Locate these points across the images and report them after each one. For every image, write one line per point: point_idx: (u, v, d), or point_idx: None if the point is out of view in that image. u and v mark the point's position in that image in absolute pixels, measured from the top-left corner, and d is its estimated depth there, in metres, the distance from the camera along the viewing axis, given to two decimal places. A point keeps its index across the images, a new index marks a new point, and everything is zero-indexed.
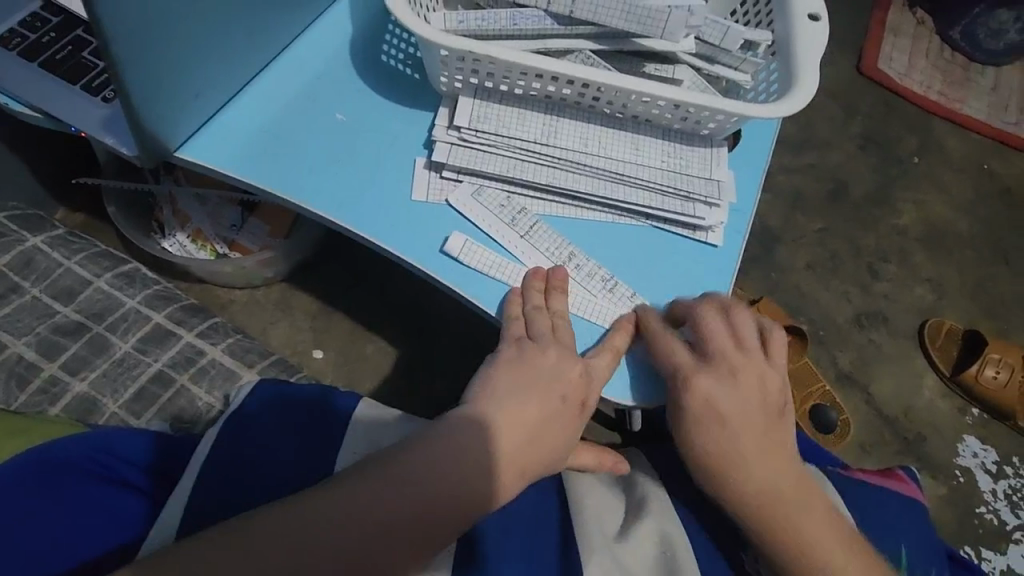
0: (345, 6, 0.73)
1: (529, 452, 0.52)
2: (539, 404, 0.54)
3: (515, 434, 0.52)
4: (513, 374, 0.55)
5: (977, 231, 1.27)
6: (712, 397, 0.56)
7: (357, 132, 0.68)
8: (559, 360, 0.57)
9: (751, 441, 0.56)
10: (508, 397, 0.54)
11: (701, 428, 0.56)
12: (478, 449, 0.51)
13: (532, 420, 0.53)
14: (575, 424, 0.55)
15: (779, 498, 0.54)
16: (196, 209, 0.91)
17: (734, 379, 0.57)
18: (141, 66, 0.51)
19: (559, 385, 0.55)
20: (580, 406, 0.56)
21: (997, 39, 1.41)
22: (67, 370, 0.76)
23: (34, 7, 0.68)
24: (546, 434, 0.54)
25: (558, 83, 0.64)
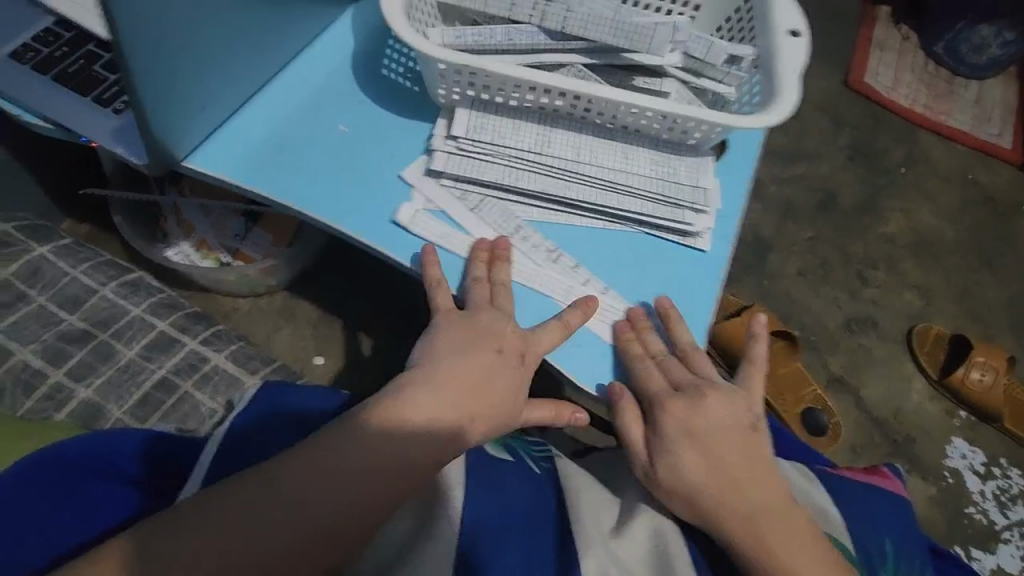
0: (347, 22, 0.77)
1: (473, 399, 0.56)
2: (479, 358, 0.58)
3: (460, 385, 0.56)
4: (456, 332, 0.60)
5: (962, 238, 1.31)
6: (684, 418, 0.60)
7: (358, 143, 0.70)
8: (493, 319, 0.61)
9: (727, 459, 0.58)
10: (449, 354, 0.58)
11: (674, 446, 0.59)
12: (416, 402, 0.54)
13: (470, 374, 0.57)
14: (517, 376, 0.59)
15: (756, 508, 0.57)
16: (200, 219, 0.94)
17: (702, 399, 0.61)
18: (153, 70, 0.53)
19: (496, 340, 0.59)
20: (519, 358, 0.59)
21: (980, 53, 1.46)
22: (72, 377, 0.78)
23: (47, 23, 0.69)
24: (488, 386, 0.57)
25: (550, 95, 0.67)
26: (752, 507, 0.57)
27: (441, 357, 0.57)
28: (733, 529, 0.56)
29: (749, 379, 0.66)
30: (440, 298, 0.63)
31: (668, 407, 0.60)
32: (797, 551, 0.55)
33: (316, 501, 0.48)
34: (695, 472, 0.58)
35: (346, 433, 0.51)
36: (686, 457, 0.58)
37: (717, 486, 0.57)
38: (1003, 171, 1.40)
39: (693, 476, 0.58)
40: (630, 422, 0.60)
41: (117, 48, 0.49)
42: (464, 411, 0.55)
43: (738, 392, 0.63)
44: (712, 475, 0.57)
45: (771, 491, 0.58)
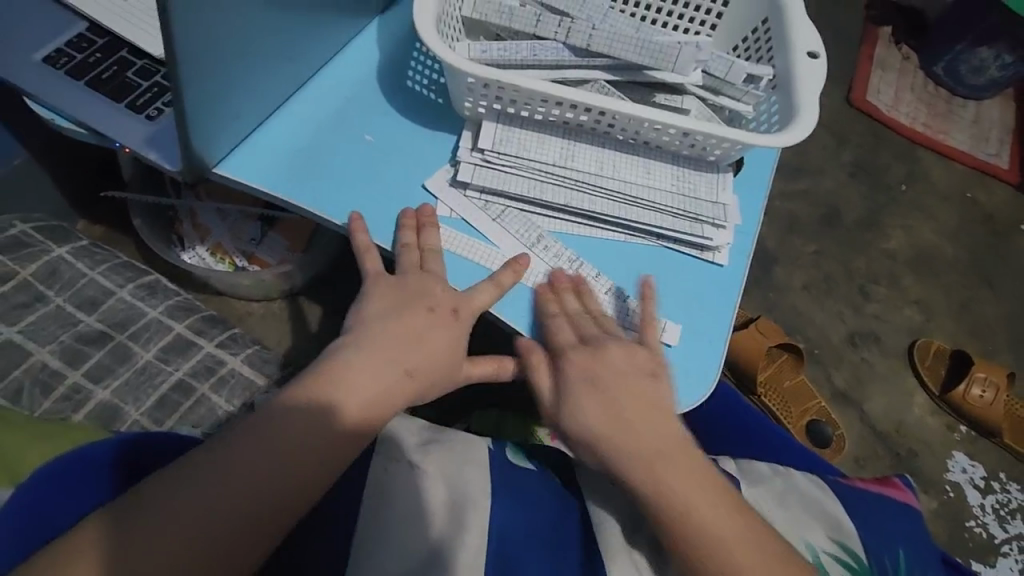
0: (372, 34, 0.78)
1: (409, 353, 0.59)
2: (412, 317, 0.61)
3: (387, 341, 0.59)
4: (386, 297, 0.63)
5: (962, 255, 1.33)
6: (586, 368, 0.61)
7: (385, 152, 0.71)
8: (424, 281, 0.64)
9: (626, 409, 0.59)
10: (381, 317, 0.61)
11: (572, 393, 0.60)
12: (349, 359, 0.57)
13: (407, 331, 0.60)
14: (450, 329, 0.62)
15: (655, 456, 0.57)
16: (216, 224, 0.94)
17: (604, 351, 0.62)
18: (195, 68, 0.52)
19: (427, 299, 0.62)
20: (451, 313, 0.62)
21: (978, 74, 1.49)
22: (90, 378, 0.78)
23: (80, 28, 0.70)
24: (422, 341, 0.60)
25: (575, 110, 0.68)
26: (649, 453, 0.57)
27: (372, 320, 0.61)
28: (637, 476, 0.56)
29: (648, 333, 0.65)
30: (370, 262, 0.65)
31: (571, 357, 0.62)
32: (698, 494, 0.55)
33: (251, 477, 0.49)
34: (594, 420, 0.59)
35: (268, 418, 0.53)
36: (584, 408, 0.59)
37: (618, 437, 0.58)
38: (1001, 190, 1.43)
39: (591, 427, 0.59)
40: (540, 373, 0.62)
41: (166, 42, 0.49)
42: (398, 363, 0.58)
43: (639, 346, 0.63)
44: (613, 425, 0.58)
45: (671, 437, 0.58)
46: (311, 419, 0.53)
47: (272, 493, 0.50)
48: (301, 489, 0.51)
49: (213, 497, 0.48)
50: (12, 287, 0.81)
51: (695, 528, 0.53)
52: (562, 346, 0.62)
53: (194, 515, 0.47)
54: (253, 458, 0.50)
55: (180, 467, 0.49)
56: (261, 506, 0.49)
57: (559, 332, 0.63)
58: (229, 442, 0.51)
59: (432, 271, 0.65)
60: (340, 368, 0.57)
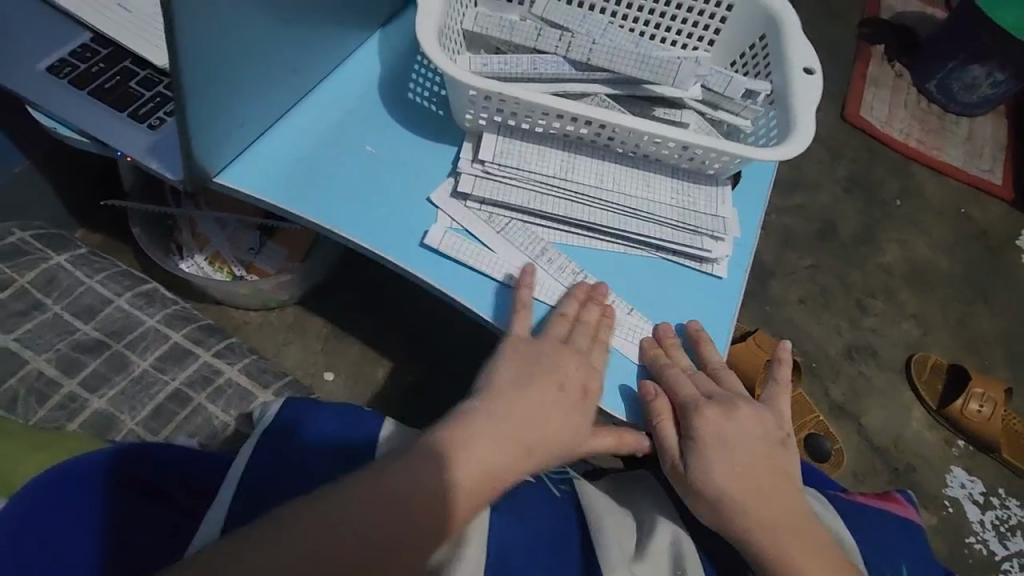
0: (375, 46, 0.78)
1: (539, 436, 0.55)
2: (536, 393, 0.57)
3: (516, 422, 0.54)
4: (514, 364, 0.59)
5: (957, 270, 1.34)
6: (717, 427, 0.60)
7: (386, 163, 0.72)
8: (559, 356, 0.60)
9: (755, 475, 0.58)
10: (511, 387, 0.57)
11: (701, 451, 0.59)
12: (483, 433, 0.53)
13: (535, 408, 0.56)
14: (578, 412, 0.58)
15: (778, 523, 0.57)
16: (215, 233, 0.94)
17: (735, 407, 0.62)
18: (200, 75, 0.53)
19: (555, 375, 0.59)
20: (581, 393, 0.59)
21: (971, 92, 1.51)
22: (86, 387, 0.77)
23: (85, 38, 0.70)
24: (548, 422, 0.56)
25: (576, 123, 0.69)
26: (774, 520, 0.57)
27: (505, 391, 0.56)
28: (758, 540, 0.56)
29: (778, 401, 0.67)
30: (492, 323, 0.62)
31: (704, 412, 0.61)
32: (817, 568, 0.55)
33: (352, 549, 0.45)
34: (726, 481, 0.58)
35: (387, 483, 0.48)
36: (717, 469, 0.58)
37: (751, 502, 0.57)
38: (994, 206, 1.45)
39: (722, 485, 0.57)
40: (666, 424, 0.61)
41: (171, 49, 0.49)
42: (522, 443, 0.54)
43: (766, 410, 0.64)
44: (746, 490, 0.57)
45: (794, 507, 0.58)
46: (435, 495, 0.49)
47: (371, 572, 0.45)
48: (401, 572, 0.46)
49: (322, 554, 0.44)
50: (9, 295, 0.80)
51: None
52: (691, 401, 0.61)
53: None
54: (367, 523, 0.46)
55: (300, 507, 0.45)
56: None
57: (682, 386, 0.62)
58: (353, 486, 0.47)
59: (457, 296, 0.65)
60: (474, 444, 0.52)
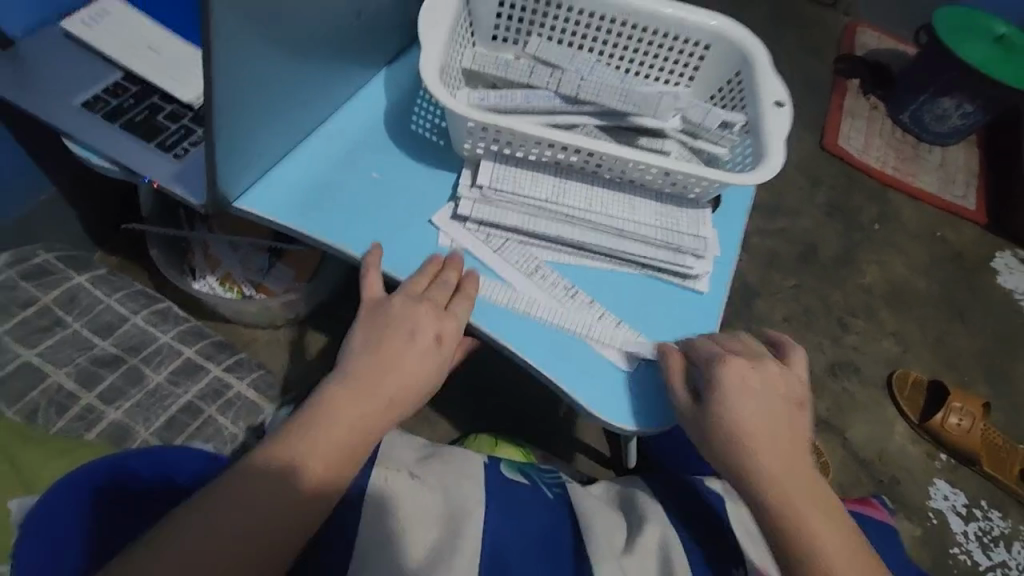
0: (380, 83, 0.85)
1: (396, 380, 0.60)
2: (390, 346, 0.62)
3: (371, 372, 0.60)
4: (369, 328, 0.64)
5: (934, 289, 1.40)
6: (740, 376, 0.60)
7: (389, 189, 0.77)
8: (405, 307, 0.65)
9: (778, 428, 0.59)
10: (361, 349, 0.62)
11: (722, 398, 0.59)
12: (336, 393, 0.58)
13: (391, 360, 0.61)
14: (434, 356, 0.64)
15: (792, 480, 0.57)
16: (227, 254, 0.99)
17: (760, 364, 0.62)
18: (226, 108, 0.58)
19: (410, 325, 0.64)
20: (435, 338, 0.64)
21: (943, 122, 1.59)
22: (103, 399, 0.82)
23: (116, 76, 0.76)
24: (404, 368, 0.61)
25: (566, 152, 0.75)
26: (795, 478, 0.57)
27: (359, 351, 0.62)
28: (775, 493, 0.56)
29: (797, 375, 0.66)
30: (370, 288, 0.68)
31: (732, 363, 0.61)
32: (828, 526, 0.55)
33: (249, 514, 0.50)
34: (749, 426, 0.58)
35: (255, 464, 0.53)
36: (744, 415, 0.58)
37: (770, 453, 0.58)
38: (968, 230, 1.52)
39: (748, 430, 0.58)
40: (676, 378, 0.63)
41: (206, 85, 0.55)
42: (382, 391, 0.59)
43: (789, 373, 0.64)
44: (769, 439, 0.58)
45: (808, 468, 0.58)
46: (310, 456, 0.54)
47: (272, 533, 0.50)
48: (299, 520, 0.51)
49: (224, 537, 0.48)
50: (33, 312, 0.84)
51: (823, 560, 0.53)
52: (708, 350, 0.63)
53: (208, 562, 0.47)
54: (246, 497, 0.50)
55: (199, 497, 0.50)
56: (274, 539, 0.50)
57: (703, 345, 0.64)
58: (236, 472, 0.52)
59: (462, 315, 0.67)
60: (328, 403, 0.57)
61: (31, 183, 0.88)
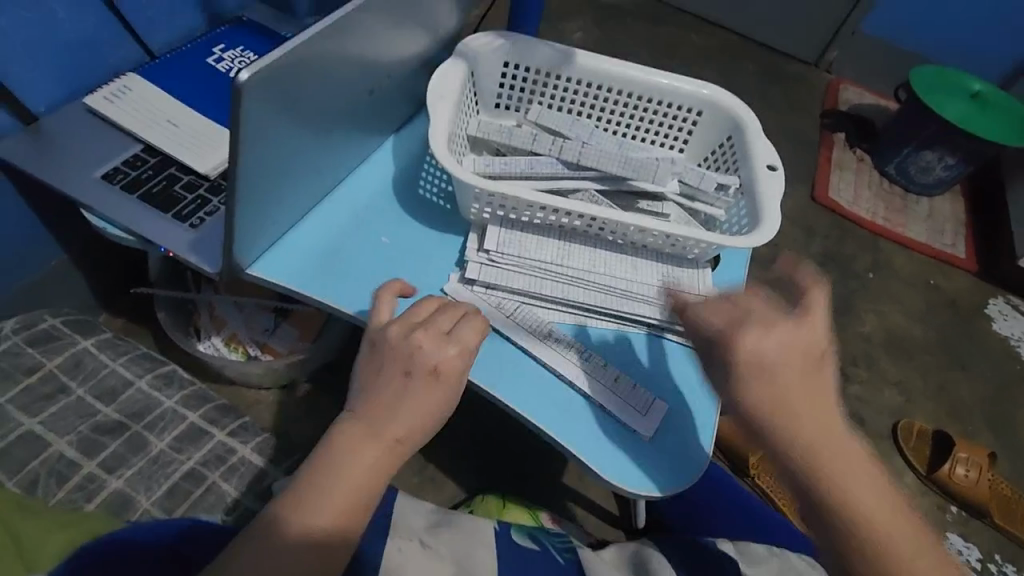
0: (389, 150, 0.89)
1: (398, 423, 0.55)
2: (388, 388, 0.56)
3: (372, 416, 0.55)
4: (368, 362, 0.58)
5: (932, 337, 1.42)
6: (755, 354, 0.48)
7: (397, 253, 0.79)
8: (401, 336, 0.58)
9: (814, 414, 0.47)
10: (362, 391, 0.56)
11: (738, 381, 0.48)
12: (336, 449, 0.53)
13: (387, 403, 0.55)
14: (433, 393, 0.56)
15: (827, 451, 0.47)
16: (233, 314, 0.99)
17: (768, 326, 0.50)
18: (245, 185, 0.61)
19: (404, 361, 0.57)
20: (431, 375, 0.57)
21: (927, 173, 1.65)
22: (105, 468, 0.81)
23: (136, 148, 0.79)
24: (402, 410, 0.55)
25: (569, 216, 0.77)
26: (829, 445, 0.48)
27: (359, 393, 0.56)
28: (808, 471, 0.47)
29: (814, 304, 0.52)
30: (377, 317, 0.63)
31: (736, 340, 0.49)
32: (887, 510, 0.47)
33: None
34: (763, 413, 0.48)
35: (261, 533, 0.50)
36: (757, 401, 0.48)
37: (813, 449, 0.47)
38: (960, 277, 1.55)
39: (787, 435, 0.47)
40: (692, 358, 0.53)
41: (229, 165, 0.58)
42: (387, 434, 0.54)
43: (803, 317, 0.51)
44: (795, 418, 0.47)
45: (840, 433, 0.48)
46: (317, 521, 0.50)
47: None
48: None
49: None
50: (38, 379, 0.84)
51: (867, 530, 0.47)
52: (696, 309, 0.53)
53: None
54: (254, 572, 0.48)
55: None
56: None
57: (710, 317, 0.53)
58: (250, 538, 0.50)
59: (467, 341, 0.60)
60: (331, 459, 0.53)
61: (44, 251, 0.90)
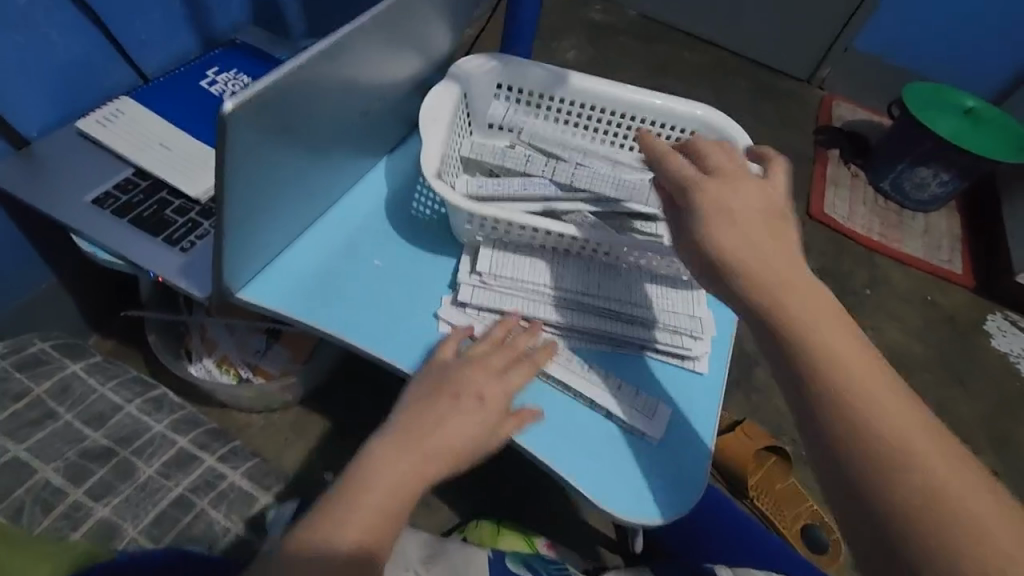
0: (381, 173, 0.88)
1: (440, 437, 0.60)
2: (438, 406, 0.62)
3: (416, 428, 0.60)
4: (420, 386, 0.64)
5: (931, 354, 1.41)
6: (719, 198, 0.54)
7: (391, 276, 0.79)
8: (456, 366, 0.66)
9: (835, 329, 0.47)
10: (411, 406, 0.63)
11: (702, 215, 0.54)
12: (379, 453, 0.58)
13: (433, 416, 0.61)
14: (477, 419, 0.62)
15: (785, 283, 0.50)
16: (224, 337, 0.97)
17: (734, 182, 0.56)
18: (233, 209, 0.60)
19: (455, 385, 0.64)
20: (478, 399, 0.63)
21: (922, 189, 1.65)
22: (92, 495, 0.79)
23: (127, 172, 0.78)
24: (445, 426, 0.61)
25: (562, 238, 0.77)
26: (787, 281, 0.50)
27: (407, 408, 0.62)
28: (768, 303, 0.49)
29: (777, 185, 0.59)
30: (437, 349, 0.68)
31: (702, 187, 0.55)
32: (924, 436, 0.43)
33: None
34: (724, 241, 0.52)
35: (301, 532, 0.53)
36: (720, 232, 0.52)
37: (834, 360, 0.46)
38: (957, 293, 1.55)
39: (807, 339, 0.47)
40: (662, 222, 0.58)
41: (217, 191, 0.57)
42: (425, 447, 0.59)
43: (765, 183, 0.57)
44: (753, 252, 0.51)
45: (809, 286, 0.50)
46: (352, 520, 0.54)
47: None
48: None
49: None
50: (24, 405, 0.82)
51: (832, 371, 0.45)
52: (689, 177, 0.56)
53: None
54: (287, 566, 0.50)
55: None
56: None
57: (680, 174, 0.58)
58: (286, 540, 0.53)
59: (515, 380, 0.67)
60: (371, 464, 0.57)
61: (34, 273, 0.89)
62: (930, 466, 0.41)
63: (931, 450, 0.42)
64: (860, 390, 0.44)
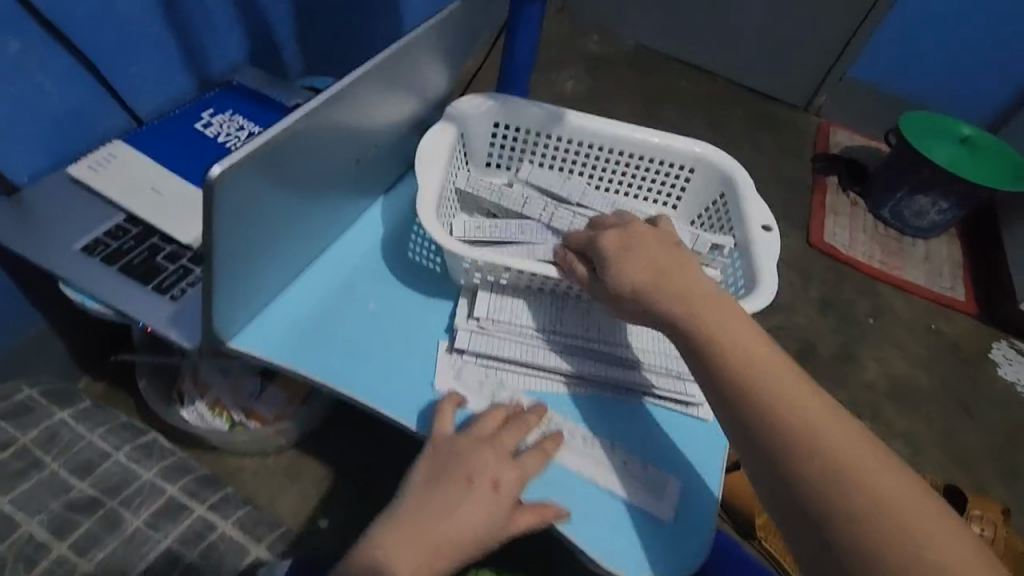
0: (378, 212, 0.87)
1: (447, 525, 0.60)
2: (448, 492, 0.62)
3: (421, 517, 0.60)
4: (430, 466, 0.64)
5: (937, 385, 1.39)
6: (620, 244, 0.62)
7: (386, 321, 0.77)
8: (465, 446, 0.64)
9: (770, 362, 0.52)
10: (420, 489, 0.63)
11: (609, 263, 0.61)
12: (385, 538, 0.60)
13: (442, 503, 0.61)
14: (487, 508, 0.61)
15: (697, 301, 0.56)
16: (219, 381, 0.93)
17: (630, 228, 0.63)
18: (223, 259, 0.59)
19: (465, 469, 0.63)
20: (491, 486, 0.62)
21: (921, 217, 1.65)
22: (76, 550, 0.76)
23: (119, 218, 0.77)
24: (453, 514, 0.61)
25: (560, 282, 0.75)
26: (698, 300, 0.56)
27: (416, 490, 0.63)
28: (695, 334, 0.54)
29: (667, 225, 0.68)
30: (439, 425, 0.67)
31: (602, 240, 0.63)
32: (875, 464, 0.47)
33: None
34: (635, 279, 0.58)
35: None
36: (631, 272, 0.59)
37: (745, 368, 0.52)
38: (961, 321, 1.53)
39: (752, 384, 0.50)
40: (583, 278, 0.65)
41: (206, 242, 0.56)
42: (433, 536, 0.59)
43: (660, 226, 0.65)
44: (659, 279, 0.57)
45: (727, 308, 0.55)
46: None
47: None
48: None
49: None
50: (10, 455, 0.80)
51: (758, 390, 0.50)
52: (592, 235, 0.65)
53: None
54: None
55: None
56: None
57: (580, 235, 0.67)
58: None
59: (529, 467, 0.64)
60: (376, 548, 0.59)
61: (22, 317, 0.87)
62: (863, 472, 0.46)
63: (859, 451, 0.47)
64: (810, 428, 0.48)
